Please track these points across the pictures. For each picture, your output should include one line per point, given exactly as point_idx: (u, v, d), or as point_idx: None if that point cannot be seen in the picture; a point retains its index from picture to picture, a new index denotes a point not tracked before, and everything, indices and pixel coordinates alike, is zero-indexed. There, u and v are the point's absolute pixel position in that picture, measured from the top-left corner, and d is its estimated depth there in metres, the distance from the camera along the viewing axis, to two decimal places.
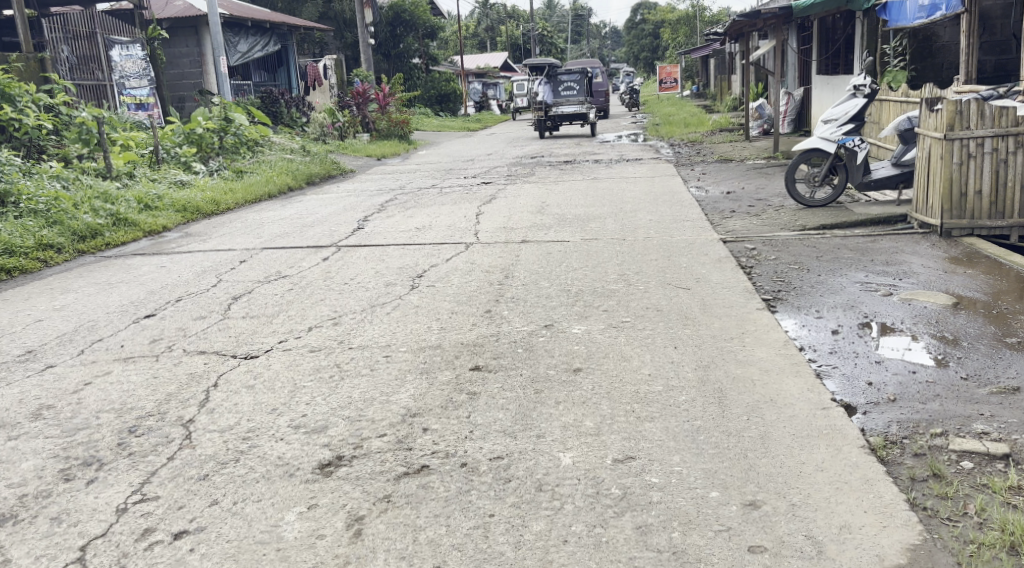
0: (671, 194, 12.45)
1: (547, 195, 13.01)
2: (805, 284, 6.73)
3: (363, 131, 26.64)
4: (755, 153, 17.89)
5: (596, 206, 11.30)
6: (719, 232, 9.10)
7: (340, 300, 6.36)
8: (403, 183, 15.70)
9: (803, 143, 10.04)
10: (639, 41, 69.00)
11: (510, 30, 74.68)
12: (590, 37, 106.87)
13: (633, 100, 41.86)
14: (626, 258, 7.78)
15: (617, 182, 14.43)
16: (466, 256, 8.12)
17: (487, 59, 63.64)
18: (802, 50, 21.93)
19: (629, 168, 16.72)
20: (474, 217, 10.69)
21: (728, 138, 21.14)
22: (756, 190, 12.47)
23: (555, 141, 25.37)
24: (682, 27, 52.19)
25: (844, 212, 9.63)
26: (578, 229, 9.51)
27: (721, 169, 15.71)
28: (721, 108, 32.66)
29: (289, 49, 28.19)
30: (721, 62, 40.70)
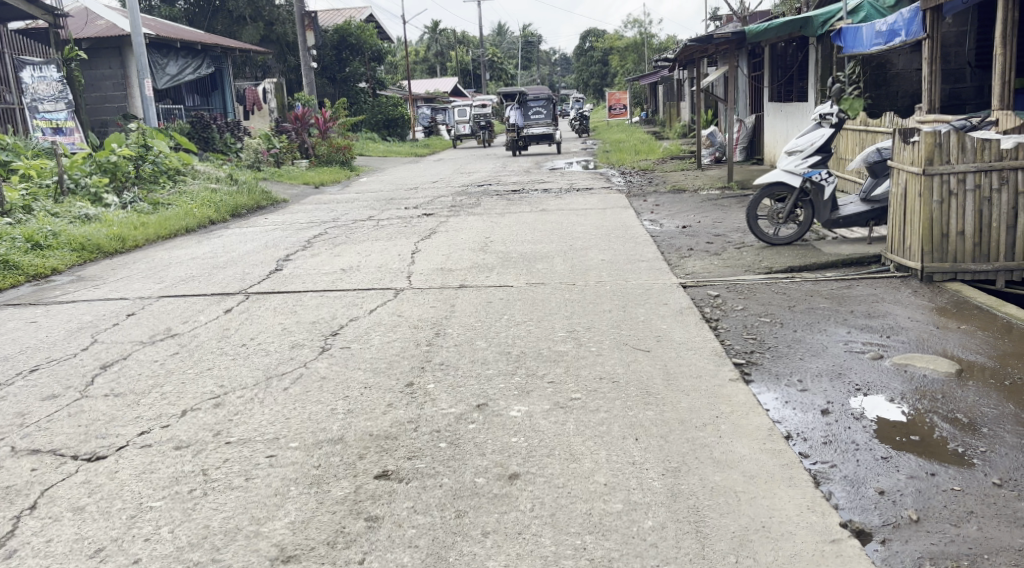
0: (623, 228, 11.57)
1: (491, 229, 12.04)
2: (781, 343, 5.82)
3: (302, 157, 25.48)
4: (708, 182, 17.13)
5: (542, 241, 10.38)
6: (677, 275, 8.20)
7: (234, 371, 5.32)
8: (338, 214, 14.62)
9: (766, 176, 9.13)
10: (589, 67, 68.66)
11: (459, 54, 73.99)
12: (539, 63, 106.70)
13: (582, 126, 41.18)
14: (574, 308, 6.84)
15: (567, 213, 13.51)
16: (393, 305, 7.11)
17: (437, 83, 62.76)
18: (754, 77, 21.30)
19: (578, 198, 15.86)
20: (408, 255, 9.69)
21: (680, 166, 20.39)
22: (715, 224, 11.63)
23: (503, 168, 24.46)
24: (631, 54, 51.81)
25: (812, 252, 8.77)
26: (521, 270, 8.58)
27: (675, 200, 14.89)
28: (671, 135, 32.04)
29: (223, 71, 26.91)
30: (670, 89, 40.19)
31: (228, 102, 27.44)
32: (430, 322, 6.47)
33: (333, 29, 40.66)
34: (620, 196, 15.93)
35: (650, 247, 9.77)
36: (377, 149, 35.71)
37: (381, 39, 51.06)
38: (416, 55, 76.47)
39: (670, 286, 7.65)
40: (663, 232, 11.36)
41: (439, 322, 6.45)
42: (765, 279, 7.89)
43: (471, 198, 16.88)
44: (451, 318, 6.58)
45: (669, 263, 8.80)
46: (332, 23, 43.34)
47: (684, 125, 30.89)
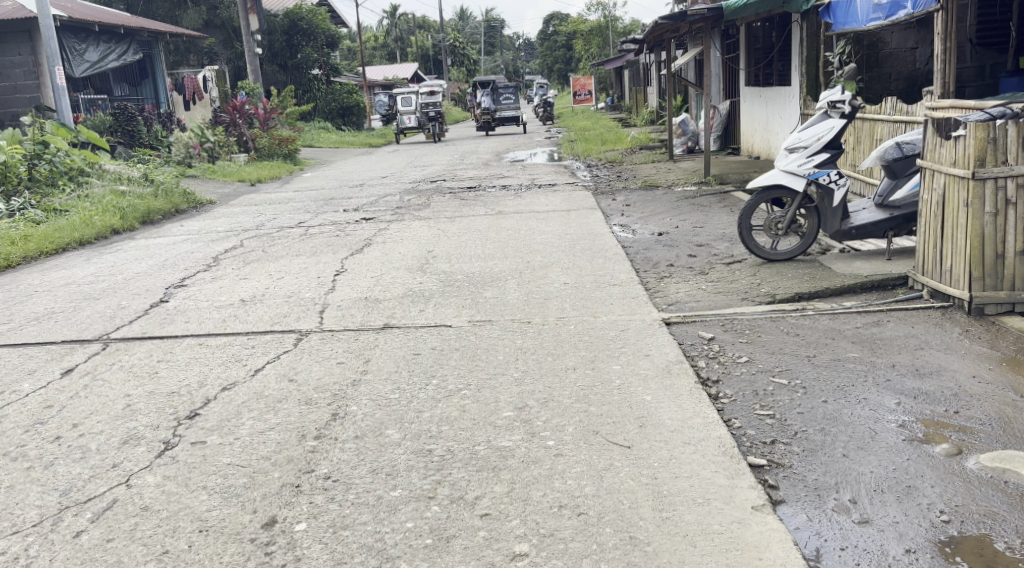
0: (590, 237, 9.89)
1: (437, 237, 10.32)
2: (811, 426, 4.21)
3: (241, 151, 23.59)
4: (683, 177, 15.51)
5: (494, 256, 8.71)
6: (659, 305, 6.57)
7: (17, 493, 3.64)
8: (265, 220, 12.85)
9: (761, 179, 7.42)
10: (552, 52, 66.83)
11: (418, 40, 71.62)
12: (502, 47, 104.29)
13: (547, 114, 39.50)
14: (525, 363, 5.18)
15: (526, 217, 11.83)
16: (290, 361, 5.43)
17: (396, 70, 60.60)
18: (727, 60, 19.63)
19: (539, 198, 14.19)
20: (329, 279, 7.98)
21: (650, 158, 18.76)
22: (696, 231, 10.01)
23: (459, 160, 22.67)
24: (595, 39, 50.06)
25: (821, 271, 7.12)
26: (465, 299, 6.91)
27: (647, 199, 13.26)
28: (638, 123, 30.35)
29: (154, 56, 25.18)
30: (636, 74, 38.44)
31: (162, 92, 25.61)
32: (330, 390, 4.79)
33: (282, 13, 38.49)
34: (586, 195, 14.29)
35: (622, 265, 8.12)
36: (329, 139, 33.73)
37: (335, 24, 48.68)
38: (375, 39, 73.99)
39: (650, 323, 6.02)
40: (638, 241, 9.71)
41: (340, 392, 4.76)
42: (770, 310, 6.25)
43: (421, 197, 15.14)
44: (360, 383, 4.90)
45: (647, 287, 7.15)
46: (281, 6, 41.12)
47: (652, 112, 29.29)
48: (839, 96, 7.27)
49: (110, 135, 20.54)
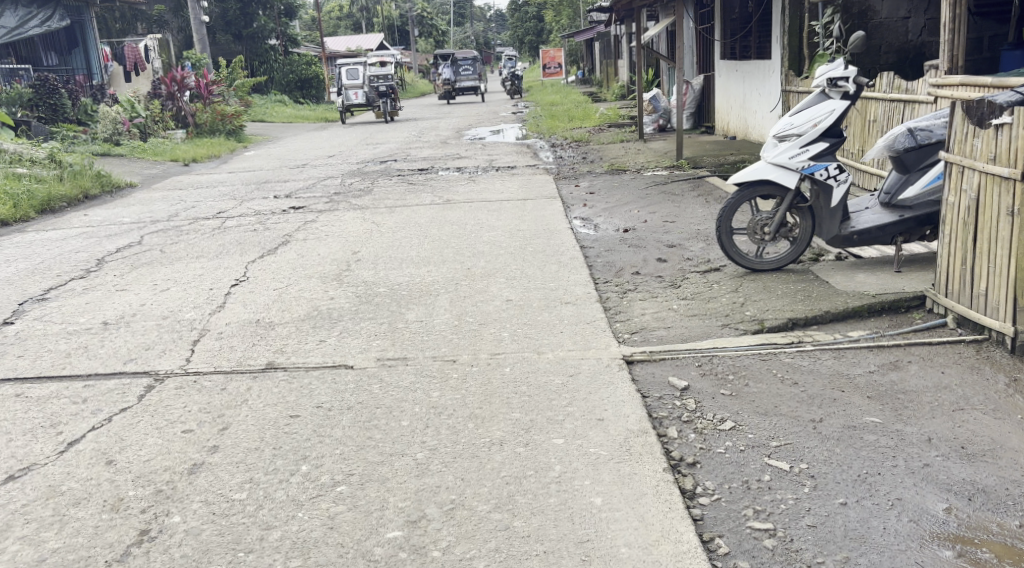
0: (544, 235, 8.55)
1: (366, 234, 8.97)
2: (830, 556, 2.91)
3: (180, 127, 22.04)
4: (651, 158, 14.18)
5: (426, 261, 7.39)
6: (619, 334, 5.22)
7: None
8: (181, 209, 11.47)
9: (745, 173, 6.08)
10: (522, 24, 65.05)
11: (385, 10, 69.47)
12: (472, 17, 102.04)
13: (514, 87, 38.01)
14: (433, 429, 3.85)
15: (474, 207, 10.50)
16: (123, 428, 4.08)
17: (361, 41, 58.66)
18: (700, 30, 18.21)
19: (493, 183, 12.85)
20: (222, 293, 6.62)
21: (618, 137, 17.41)
22: (666, 229, 8.69)
23: (415, 138, 21.23)
24: (565, 10, 48.47)
25: (817, 286, 5.76)
26: (378, 323, 5.60)
27: (612, 186, 11.93)
28: (608, 98, 28.94)
29: (85, 22, 23.61)
30: (606, 45, 36.95)
31: (93, 63, 24.07)
32: (154, 484, 3.45)
33: None
34: (544, 180, 12.97)
35: (577, 275, 6.78)
36: (283, 113, 32.11)
37: None
38: (340, 9, 71.82)
39: (607, 365, 4.67)
40: (598, 241, 8.38)
41: (163, 492, 3.40)
42: (758, 344, 4.89)
43: (364, 182, 13.77)
44: (200, 471, 3.56)
45: (605, 308, 5.79)
46: None
47: (623, 86, 27.92)
48: (841, 73, 5.91)
49: (28, 109, 19.17)
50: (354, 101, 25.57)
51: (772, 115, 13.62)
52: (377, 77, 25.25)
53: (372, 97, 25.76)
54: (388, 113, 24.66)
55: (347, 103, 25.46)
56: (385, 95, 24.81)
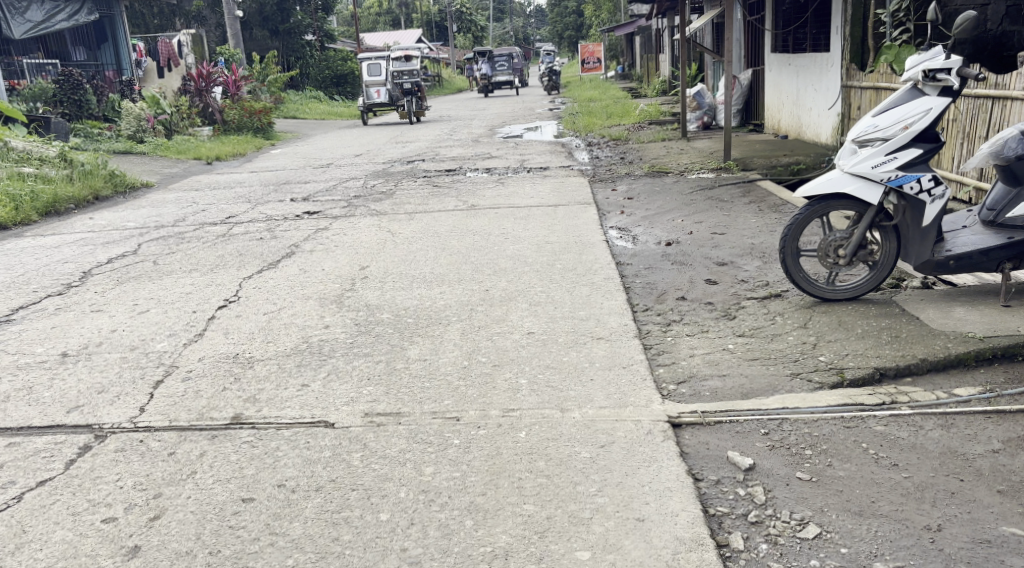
0: (576, 249, 7.63)
1: (380, 246, 8.09)
2: None
3: (207, 124, 21.37)
4: (697, 160, 13.16)
5: (441, 282, 6.50)
6: (663, 385, 4.26)
7: None
8: (190, 213, 10.70)
9: (817, 186, 5.12)
10: (562, 20, 63.99)
11: (424, 4, 68.70)
12: (511, 12, 101.11)
13: (552, 83, 37.10)
14: (419, 529, 3.06)
15: (501, 214, 9.61)
16: (30, 515, 3.22)
17: (399, 36, 58.00)
18: (748, 22, 17.11)
19: (526, 187, 11.95)
20: (205, 316, 5.78)
21: (661, 136, 16.41)
22: (713, 244, 7.73)
23: (447, 136, 20.38)
24: (605, 4, 47.37)
25: (906, 323, 4.75)
26: (374, 361, 4.72)
27: (654, 191, 10.96)
28: (649, 94, 27.91)
29: (115, 17, 22.99)
30: (647, 40, 35.86)
31: (124, 58, 23.44)
32: None
33: None
34: (581, 183, 12.03)
35: (613, 301, 5.84)
36: (316, 109, 31.45)
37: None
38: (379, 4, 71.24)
39: (649, 431, 3.69)
40: (637, 256, 7.43)
41: None
42: (840, 405, 3.91)
43: (389, 185, 12.94)
44: None
45: (646, 348, 4.84)
46: None
47: (665, 82, 26.85)
48: (940, 64, 4.86)
49: (51, 106, 18.48)
50: (376, 99, 23.31)
51: (830, 112, 12.54)
52: (402, 73, 23.01)
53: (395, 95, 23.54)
54: (414, 113, 22.45)
55: (368, 102, 23.26)
56: (410, 93, 22.59)
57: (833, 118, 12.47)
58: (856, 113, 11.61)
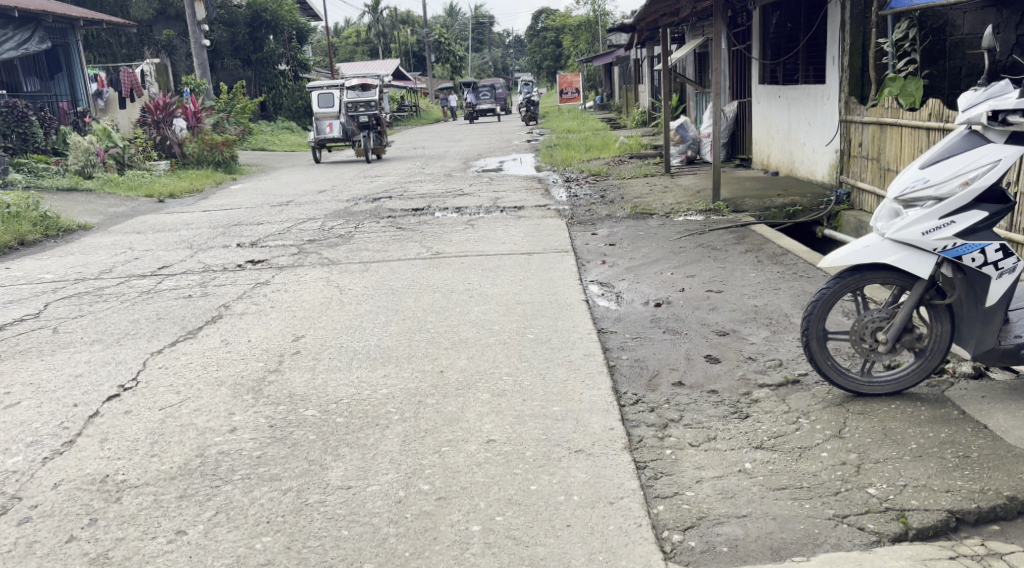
0: (551, 312, 6.53)
1: (324, 306, 6.97)
2: None
3: (164, 158, 20.21)
4: (684, 199, 12.16)
5: (387, 360, 5.39)
6: (665, 536, 3.28)
7: None
8: (121, 262, 9.53)
9: (857, 252, 4.08)
10: (542, 50, 63.27)
11: (402, 34, 67.77)
12: (491, 42, 100.49)
13: (530, 114, 36.16)
14: None
15: (467, 265, 8.53)
16: None
17: (376, 66, 56.96)
18: (734, 51, 16.16)
19: (499, 230, 10.87)
20: (86, 410, 4.61)
21: (643, 171, 15.42)
22: (711, 306, 6.66)
23: (418, 169, 19.32)
24: (584, 35, 46.63)
25: (974, 439, 3.78)
26: (281, 490, 3.60)
27: (639, 236, 9.91)
28: (629, 125, 26.97)
29: (70, 46, 21.89)
30: (627, 71, 34.98)
31: (79, 88, 22.31)
32: None
33: (244, 3, 34.85)
34: (558, 226, 10.98)
35: (595, 389, 4.75)
36: (285, 140, 30.29)
37: (308, 18, 45.22)
38: (357, 34, 70.28)
39: None
40: (623, 322, 6.34)
41: None
42: None
43: (351, 226, 11.83)
44: None
45: (640, 469, 3.77)
46: None
47: (647, 113, 25.93)
48: (1013, 104, 3.87)
49: None
50: (328, 134, 20.85)
51: (827, 148, 11.55)
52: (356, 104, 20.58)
53: (351, 129, 21.13)
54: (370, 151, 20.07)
55: (320, 138, 20.79)
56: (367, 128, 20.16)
57: (830, 154, 11.47)
58: (856, 150, 10.42)
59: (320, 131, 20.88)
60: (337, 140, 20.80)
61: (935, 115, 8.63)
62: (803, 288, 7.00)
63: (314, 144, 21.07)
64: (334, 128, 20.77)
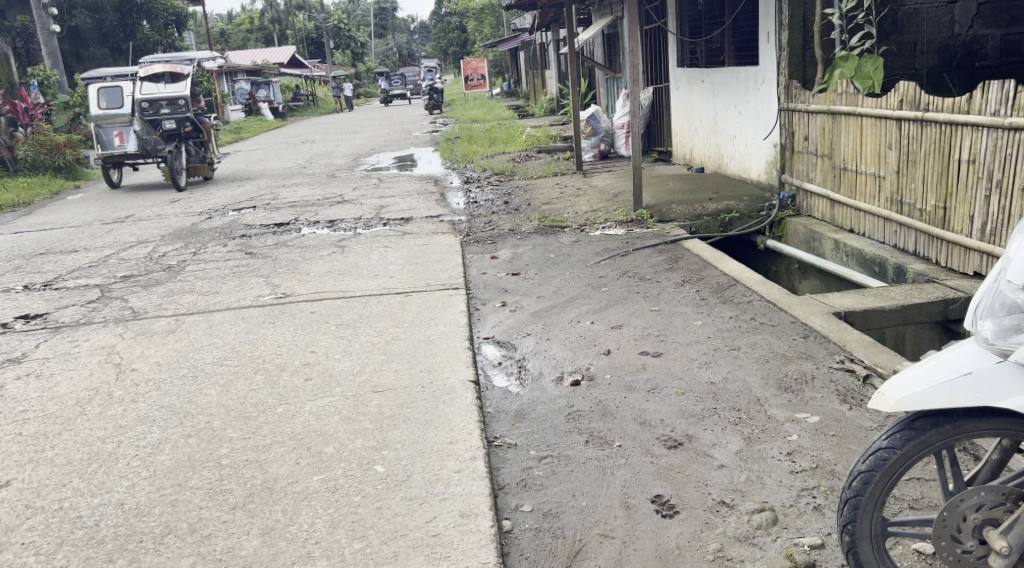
0: (419, 408, 4.41)
1: (96, 417, 4.81)
2: None
3: None
4: (597, 205, 10.16)
5: (120, 544, 3.41)
6: None
7: None
8: None
9: (906, 386, 2.85)
10: (446, 35, 60.80)
11: (298, 20, 64.33)
12: (394, 29, 97.39)
13: (433, 103, 33.93)
14: None
15: (319, 317, 6.34)
16: None
17: (269, 54, 53.59)
18: (647, 30, 14.18)
19: (375, 251, 8.65)
20: None
21: (550, 168, 13.39)
22: (648, 381, 4.57)
23: (298, 171, 16.94)
24: (488, 18, 44.49)
25: None
26: None
27: (547, 261, 7.79)
28: (536, 112, 25.00)
29: None
30: (532, 55, 33.01)
31: None
32: None
33: None
34: (446, 246, 8.81)
35: None
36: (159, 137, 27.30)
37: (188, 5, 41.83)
38: (249, 20, 65.97)
39: None
40: (525, 422, 4.25)
41: None
42: None
43: (194, 253, 9.45)
44: None
45: None
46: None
47: (554, 100, 23.97)
48: None
49: None
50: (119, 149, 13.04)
51: (761, 140, 9.63)
52: (157, 101, 12.79)
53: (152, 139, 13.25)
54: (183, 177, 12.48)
55: (106, 157, 12.99)
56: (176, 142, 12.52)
57: (765, 147, 9.55)
58: (802, 145, 8.44)
59: (106, 145, 13.02)
60: (135, 157, 13.00)
61: (909, 101, 6.69)
62: (769, 343, 4.94)
63: (101, 163, 13.29)
64: (128, 140, 12.90)
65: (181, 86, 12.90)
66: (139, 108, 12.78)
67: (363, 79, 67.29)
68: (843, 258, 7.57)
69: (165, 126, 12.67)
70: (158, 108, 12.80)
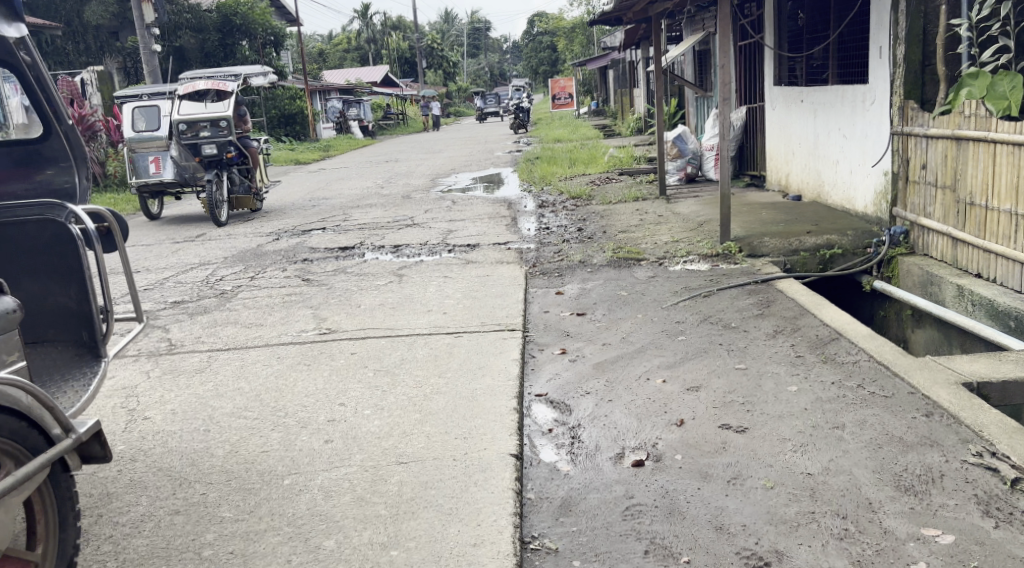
0: (446, 490, 3.62)
1: (83, 480, 3.95)
2: None
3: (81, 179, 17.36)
4: (682, 235, 9.24)
5: None
6: None
7: None
8: None
9: None
10: (537, 54, 60.34)
11: (391, 39, 64.71)
12: (487, 48, 97.61)
13: (519, 123, 33.32)
14: None
15: (356, 359, 5.60)
16: None
17: (361, 71, 53.83)
18: (742, 46, 13.24)
19: (433, 281, 7.93)
20: None
21: (632, 193, 12.52)
22: (728, 469, 3.71)
23: (373, 190, 16.39)
24: (578, 37, 43.79)
25: None
26: None
27: (620, 299, 6.94)
28: (623, 133, 24.12)
29: None
30: (621, 74, 32.16)
31: None
32: None
33: (213, 7, 31.24)
34: (511, 278, 8.02)
35: None
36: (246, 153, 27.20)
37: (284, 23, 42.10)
38: (343, 39, 66.62)
39: None
40: (573, 518, 3.43)
41: None
42: None
43: (249, 277, 8.87)
44: None
45: None
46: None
47: (641, 120, 23.05)
48: None
49: None
50: (154, 177, 12.55)
51: (868, 168, 8.66)
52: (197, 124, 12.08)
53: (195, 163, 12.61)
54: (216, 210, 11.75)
55: (140, 185, 12.56)
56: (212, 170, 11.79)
57: (873, 176, 8.57)
58: (918, 173, 7.42)
59: (142, 172, 12.57)
60: (172, 185, 12.47)
61: None
62: (882, 423, 4.02)
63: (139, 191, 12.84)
64: (163, 168, 12.40)
65: (224, 106, 12.28)
66: (178, 130, 12.10)
67: (454, 98, 67.21)
68: (967, 307, 6.54)
69: (204, 151, 11.97)
70: (198, 131, 12.08)
